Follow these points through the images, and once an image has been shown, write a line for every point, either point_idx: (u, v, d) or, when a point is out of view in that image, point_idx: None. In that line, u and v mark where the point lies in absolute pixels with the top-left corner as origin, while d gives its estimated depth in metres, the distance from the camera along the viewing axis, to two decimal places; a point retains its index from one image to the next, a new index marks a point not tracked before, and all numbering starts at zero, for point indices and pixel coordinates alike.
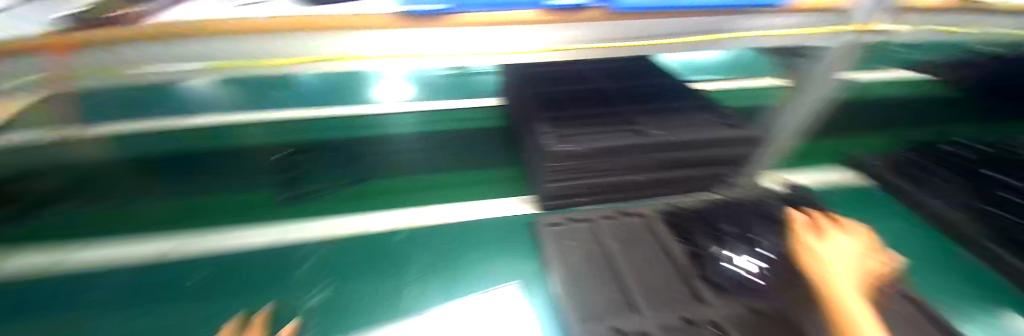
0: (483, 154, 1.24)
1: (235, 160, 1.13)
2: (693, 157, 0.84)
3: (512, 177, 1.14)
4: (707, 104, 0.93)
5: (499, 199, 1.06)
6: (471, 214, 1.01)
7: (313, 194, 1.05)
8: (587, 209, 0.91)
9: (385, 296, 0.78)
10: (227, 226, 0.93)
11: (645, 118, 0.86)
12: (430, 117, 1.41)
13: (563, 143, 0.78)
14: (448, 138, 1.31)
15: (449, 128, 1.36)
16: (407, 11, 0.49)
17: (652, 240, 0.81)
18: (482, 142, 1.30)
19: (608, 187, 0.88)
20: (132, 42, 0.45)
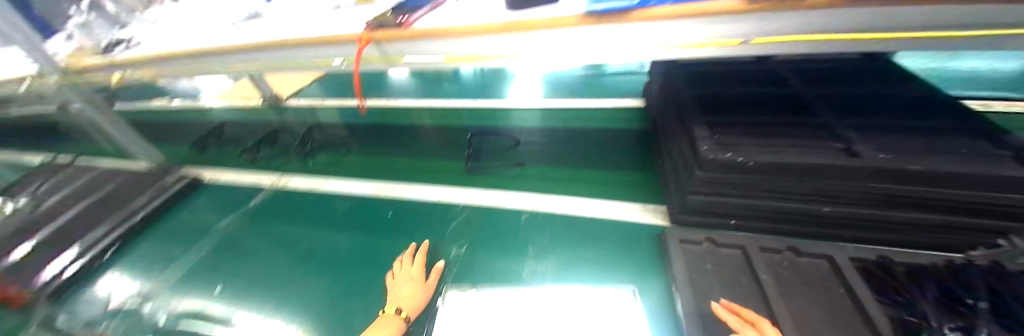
0: (615, 157, 1.21)
1: (420, 140, 1.52)
2: (940, 201, 0.58)
3: (645, 184, 1.07)
4: (967, 127, 0.65)
5: (626, 203, 1.01)
6: (595, 212, 1.00)
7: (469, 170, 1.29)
8: (740, 234, 0.77)
9: (509, 266, 0.88)
10: (412, 183, 1.27)
11: (859, 135, 0.66)
12: (565, 117, 1.48)
13: (723, 151, 0.69)
14: (581, 138, 1.34)
15: (583, 129, 1.39)
16: (594, 11, 0.55)
17: (833, 290, 0.63)
18: (615, 145, 1.26)
19: (775, 214, 0.72)
20: (418, 38, 0.72)
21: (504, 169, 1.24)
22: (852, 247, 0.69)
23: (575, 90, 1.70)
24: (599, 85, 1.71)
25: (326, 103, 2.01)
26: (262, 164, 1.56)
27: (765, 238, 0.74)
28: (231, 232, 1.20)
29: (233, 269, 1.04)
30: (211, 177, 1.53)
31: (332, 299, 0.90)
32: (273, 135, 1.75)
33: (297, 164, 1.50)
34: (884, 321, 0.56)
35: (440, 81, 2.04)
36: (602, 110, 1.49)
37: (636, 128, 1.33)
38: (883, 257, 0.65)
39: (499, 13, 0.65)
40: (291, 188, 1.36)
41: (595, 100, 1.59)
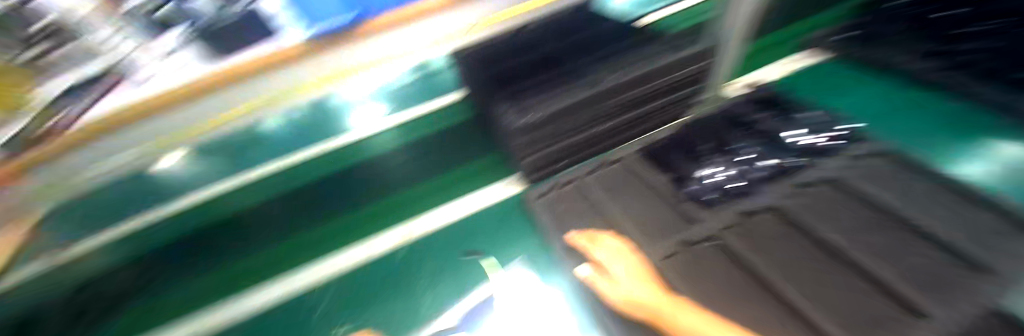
0: (463, 148, 1.20)
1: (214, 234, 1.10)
2: (656, 89, 0.84)
3: (494, 163, 1.12)
4: (654, 34, 0.91)
5: (487, 188, 1.03)
6: (462, 211, 0.97)
7: (299, 238, 1.00)
8: (570, 170, 0.91)
9: (403, 315, 0.77)
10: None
11: (595, 65, 0.86)
12: (397, 129, 1.34)
13: (525, 115, 0.77)
14: (425, 142, 1.27)
15: (420, 130, 1.32)
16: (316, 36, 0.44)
17: (638, 177, 0.82)
18: (460, 137, 1.26)
19: (583, 144, 0.88)
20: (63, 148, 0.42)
21: (349, 214, 1.05)
22: (634, 142, 0.92)
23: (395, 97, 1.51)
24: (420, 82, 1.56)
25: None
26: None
27: (586, 164, 0.90)
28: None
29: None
30: None
31: None
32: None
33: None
34: (669, 185, 0.78)
35: None
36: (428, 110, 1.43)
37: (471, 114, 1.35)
38: (651, 140, 0.88)
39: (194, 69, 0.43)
40: None
41: (422, 92, 1.50)
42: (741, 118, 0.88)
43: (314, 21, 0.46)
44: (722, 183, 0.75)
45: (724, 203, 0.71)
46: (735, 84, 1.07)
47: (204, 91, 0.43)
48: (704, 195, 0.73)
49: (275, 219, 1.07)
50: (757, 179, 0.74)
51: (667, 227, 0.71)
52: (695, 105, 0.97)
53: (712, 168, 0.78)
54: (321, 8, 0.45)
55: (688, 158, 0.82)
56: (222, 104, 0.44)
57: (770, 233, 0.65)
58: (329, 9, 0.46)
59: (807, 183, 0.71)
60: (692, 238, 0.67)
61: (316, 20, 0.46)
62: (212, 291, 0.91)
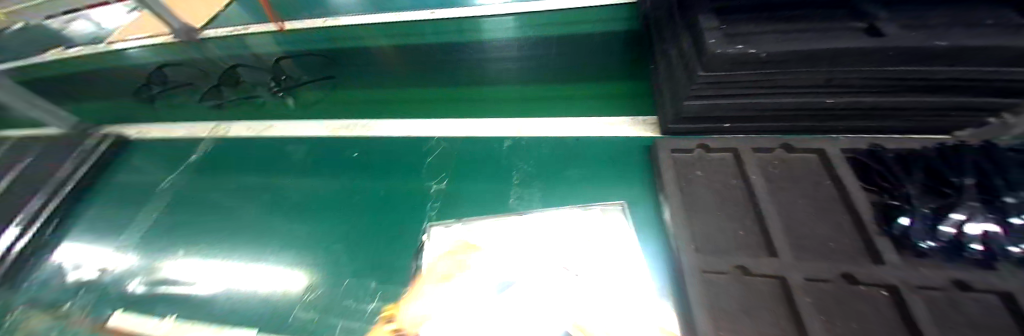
0: (607, 68, 1.10)
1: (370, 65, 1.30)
2: (946, 80, 0.57)
3: (634, 96, 1.00)
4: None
5: (614, 120, 0.94)
6: (580, 131, 0.93)
7: (440, 93, 1.15)
8: (731, 137, 0.75)
9: (494, 199, 0.80)
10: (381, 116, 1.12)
11: (880, 15, 0.60)
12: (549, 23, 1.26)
13: (734, 44, 0.60)
14: (567, 48, 1.19)
15: (566, 25, 1.24)
16: None
17: (819, 182, 0.64)
18: (605, 53, 1.14)
19: (773, 113, 0.69)
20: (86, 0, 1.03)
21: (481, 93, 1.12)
22: (840, 140, 0.69)
23: None
24: None
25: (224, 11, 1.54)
26: (191, 108, 1.27)
27: (758, 139, 0.72)
28: (180, 190, 1.03)
29: (198, 224, 0.92)
30: (140, 132, 1.25)
31: (311, 246, 0.81)
32: (183, 66, 1.39)
33: (241, 104, 1.24)
34: (865, 206, 0.58)
35: None
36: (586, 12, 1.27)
37: (626, 31, 1.17)
38: (870, 147, 0.65)
39: None
40: (237, 137, 1.15)
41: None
42: None
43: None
44: (963, 239, 0.50)
45: (937, 259, 0.51)
46: None
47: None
48: (917, 239, 0.52)
49: (423, 72, 1.23)
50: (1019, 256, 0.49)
51: (836, 253, 0.55)
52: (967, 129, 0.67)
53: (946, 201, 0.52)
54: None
55: (914, 178, 0.58)
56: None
57: (988, 320, 0.45)
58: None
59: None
60: (861, 276, 0.51)
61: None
62: (364, 106, 1.16)
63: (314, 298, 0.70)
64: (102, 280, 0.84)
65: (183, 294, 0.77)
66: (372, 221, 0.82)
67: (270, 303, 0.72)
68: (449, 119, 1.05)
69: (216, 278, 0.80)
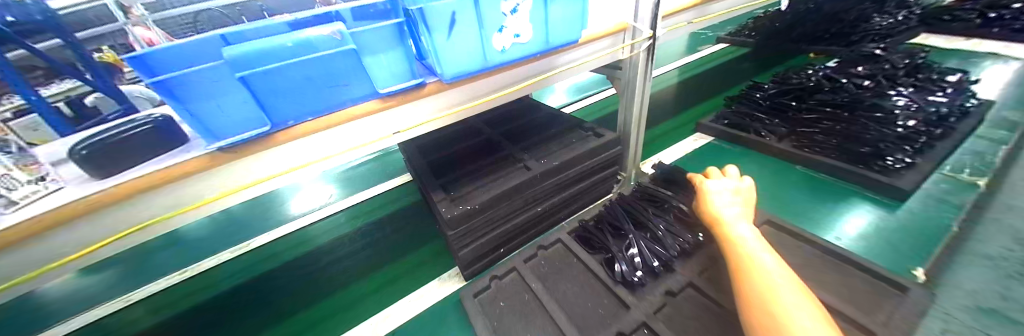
0: (405, 234, 1.15)
1: None
2: (581, 171, 0.92)
3: (436, 253, 1.06)
4: (577, 122, 1.02)
5: (425, 287, 0.95)
6: (396, 321, 0.87)
7: None
8: (509, 257, 0.90)
9: None
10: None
11: (528, 152, 0.93)
12: (338, 222, 1.27)
13: (457, 205, 0.78)
14: (360, 232, 1.19)
15: (354, 216, 1.29)
16: (220, 147, 0.51)
17: (573, 262, 0.84)
18: (400, 221, 1.22)
19: (520, 228, 0.89)
20: None
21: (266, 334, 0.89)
22: (568, 223, 0.95)
23: (341, 187, 1.49)
24: (367, 172, 1.57)
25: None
26: None
27: (525, 249, 0.90)
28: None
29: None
30: None
31: None
32: None
33: None
34: (602, 268, 0.80)
35: (128, 255, 1.30)
36: (372, 198, 1.37)
37: (413, 198, 1.33)
38: (582, 221, 0.93)
39: (76, 191, 0.50)
40: None
41: (365, 177, 1.53)
42: (653, 193, 0.96)
43: (216, 135, 0.49)
44: (648, 263, 0.77)
45: (651, 283, 0.75)
46: (649, 161, 1.21)
47: (68, 220, 0.48)
48: (632, 276, 0.75)
49: None
50: (676, 255, 0.79)
51: (606, 316, 0.70)
52: (618, 184, 1.08)
53: (632, 246, 0.81)
54: (226, 123, 0.49)
55: (613, 236, 0.86)
56: (120, 223, 0.52)
57: (693, 311, 0.68)
58: (232, 123, 0.50)
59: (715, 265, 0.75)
60: (627, 328, 0.67)
61: (225, 134, 0.50)
62: None
63: None
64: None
65: None
66: None
67: None
68: None
69: None
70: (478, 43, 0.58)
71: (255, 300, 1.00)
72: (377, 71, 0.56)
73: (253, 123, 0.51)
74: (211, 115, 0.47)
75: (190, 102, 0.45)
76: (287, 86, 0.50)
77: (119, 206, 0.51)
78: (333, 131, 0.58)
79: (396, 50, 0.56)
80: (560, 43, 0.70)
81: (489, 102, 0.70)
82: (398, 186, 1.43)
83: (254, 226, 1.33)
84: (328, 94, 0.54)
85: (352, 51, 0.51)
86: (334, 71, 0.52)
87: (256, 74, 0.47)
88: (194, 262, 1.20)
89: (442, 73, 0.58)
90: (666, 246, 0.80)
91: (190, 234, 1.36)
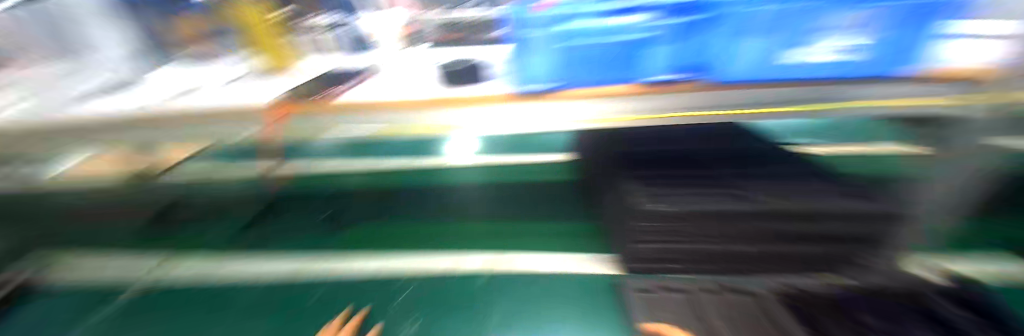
0: (555, 206, 1.35)
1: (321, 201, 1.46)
2: (813, 230, 0.77)
3: (575, 235, 1.22)
4: (816, 170, 0.86)
5: (560, 257, 1.15)
6: (531, 264, 1.14)
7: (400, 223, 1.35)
8: (682, 277, 0.87)
9: (460, 330, 0.96)
10: (355, 251, 1.23)
11: (746, 180, 0.82)
12: (492, 171, 1.58)
13: (658, 202, 0.77)
14: (516, 189, 1.47)
15: (520, 176, 1.54)
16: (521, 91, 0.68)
17: (767, 327, 0.74)
18: (547, 191, 1.43)
19: (705, 255, 0.84)
20: (106, 207, 1.38)
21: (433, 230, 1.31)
22: (767, 279, 0.84)
23: (501, 142, 1.81)
24: (527, 137, 1.83)
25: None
26: (138, 244, 1.27)
27: (701, 278, 0.85)
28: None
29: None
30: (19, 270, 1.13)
31: None
32: (185, 202, 1.41)
33: (200, 235, 1.30)
34: None
35: None
36: (522, 161, 1.64)
37: (560, 176, 1.50)
38: (790, 290, 0.81)
39: (430, 87, 0.73)
40: (163, 278, 1.12)
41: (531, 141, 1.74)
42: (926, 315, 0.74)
43: (524, 82, 0.68)
44: None
45: None
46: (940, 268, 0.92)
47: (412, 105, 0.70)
48: None
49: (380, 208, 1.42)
50: None
51: None
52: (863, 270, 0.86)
53: None
54: (531, 72, 0.66)
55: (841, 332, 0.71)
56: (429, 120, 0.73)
57: None
58: (536, 74, 0.66)
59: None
60: None
61: (526, 82, 0.67)
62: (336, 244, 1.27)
63: None
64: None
65: None
66: None
67: None
68: (414, 260, 1.19)
69: None
70: (765, 50, 0.60)
71: (429, 200, 1.45)
72: (656, 58, 0.63)
73: (547, 79, 0.67)
74: (526, 65, 0.65)
75: (523, 55, 0.65)
76: (584, 56, 0.63)
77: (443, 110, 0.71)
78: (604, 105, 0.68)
79: (687, 43, 0.61)
80: (857, 73, 0.61)
81: (745, 115, 0.67)
82: (545, 159, 1.65)
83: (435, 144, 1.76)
84: (609, 69, 0.65)
85: (651, 36, 0.60)
86: (625, 51, 0.63)
87: (572, 42, 0.61)
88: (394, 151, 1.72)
89: (714, 68, 0.63)
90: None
91: None
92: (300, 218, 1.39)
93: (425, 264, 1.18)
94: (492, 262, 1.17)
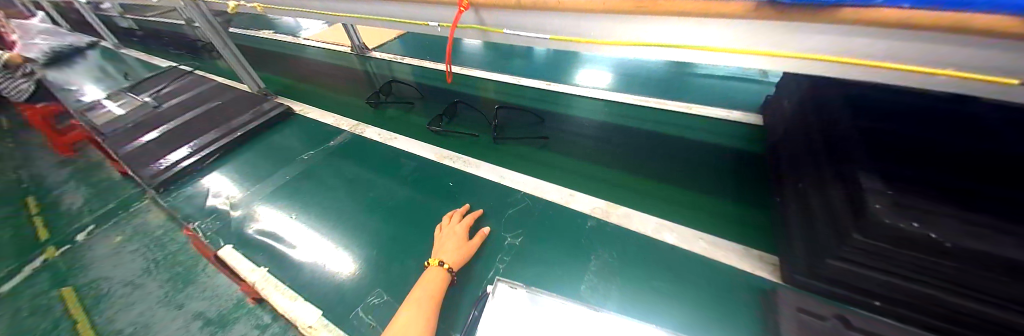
0: (695, 169, 1.21)
1: (477, 108, 1.68)
2: None
3: (713, 210, 1.05)
4: None
5: (691, 230, 1.01)
6: (653, 225, 1.04)
7: (538, 145, 1.43)
8: (881, 318, 0.63)
9: (564, 260, 0.98)
10: (480, 160, 1.37)
11: None
12: (625, 113, 1.54)
13: (909, 217, 0.53)
14: (650, 138, 1.39)
15: (661, 137, 1.38)
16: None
17: None
18: (687, 150, 1.29)
19: (956, 311, 0.56)
20: (345, 85, 2.00)
21: (558, 158, 1.36)
22: None
23: (643, 86, 1.71)
24: (676, 86, 1.68)
25: (390, 58, 2.23)
26: (354, 108, 1.79)
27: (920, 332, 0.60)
28: (273, 189, 1.26)
29: (312, 215, 1.14)
30: (300, 111, 1.79)
31: (379, 248, 1.01)
32: (404, 85, 1.92)
33: (396, 111, 1.73)
34: None
35: (514, 52, 2.20)
36: (663, 110, 1.52)
37: (705, 139, 1.33)
38: None
39: None
40: (365, 137, 1.53)
41: (683, 105, 1.53)
42: None
43: None
44: None
45: None
46: None
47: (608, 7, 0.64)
48: None
49: (523, 127, 1.54)
50: None
51: None
52: None
53: None
54: None
55: None
56: (622, 33, 0.66)
57: None
58: None
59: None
60: None
61: None
62: (474, 147, 1.45)
63: (378, 303, 0.85)
64: (228, 230, 1.10)
65: (283, 255, 1.01)
66: (411, 243, 1.01)
67: (333, 281, 0.92)
68: (536, 182, 1.26)
69: (310, 247, 1.03)
70: None
71: (559, 128, 1.50)
72: None
73: None
74: None
75: None
76: None
77: (643, 16, 0.62)
78: (890, 42, 0.46)
79: None
80: None
81: None
82: (695, 114, 1.47)
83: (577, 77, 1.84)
84: None
85: None
86: None
87: None
88: (542, 77, 1.89)
89: None
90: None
91: (545, 60, 2.07)
92: (462, 116, 1.65)
93: (544, 190, 1.22)
94: (606, 211, 1.11)
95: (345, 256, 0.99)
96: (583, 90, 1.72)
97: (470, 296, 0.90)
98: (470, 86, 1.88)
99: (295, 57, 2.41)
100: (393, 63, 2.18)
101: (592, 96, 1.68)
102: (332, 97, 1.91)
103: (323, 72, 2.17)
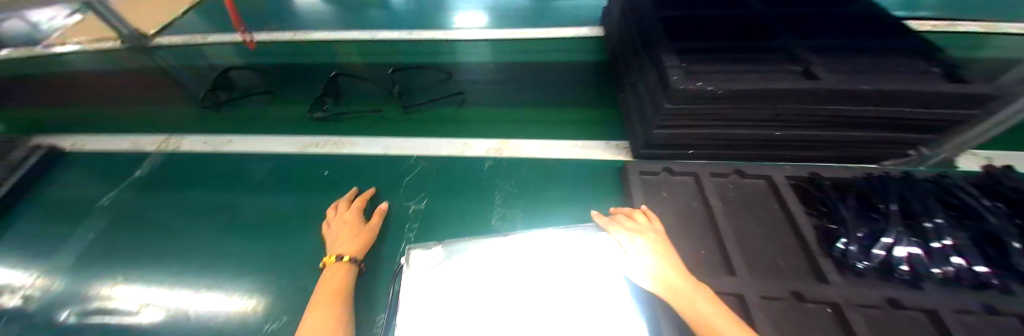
0: (560, 89, 1.31)
1: (365, 79, 1.45)
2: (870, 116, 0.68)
3: (578, 120, 1.19)
4: (889, 50, 0.75)
5: (571, 141, 1.12)
6: (539, 147, 1.13)
7: (449, 101, 1.35)
8: (693, 162, 0.82)
9: (471, 205, 1.00)
10: (353, 138, 1.25)
11: (813, 56, 0.72)
12: (492, 49, 1.53)
13: (693, 80, 0.67)
14: (518, 69, 1.43)
15: (528, 65, 1.43)
16: None
17: (774, 208, 0.72)
18: (552, 73, 1.38)
19: (732, 141, 0.77)
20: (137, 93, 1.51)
21: (438, 112, 1.31)
22: (791, 167, 0.78)
23: (502, 19, 1.70)
24: (532, 13, 1.72)
25: (186, 41, 1.74)
26: (166, 118, 1.39)
27: (716, 163, 0.81)
28: (77, 257, 0.96)
29: (154, 266, 0.91)
30: (72, 146, 1.33)
31: (261, 269, 0.88)
32: (253, 72, 1.53)
33: (238, 107, 1.40)
34: (810, 229, 0.67)
35: (362, 7, 1.93)
36: (524, 38, 1.55)
37: (565, 58, 1.43)
38: (816, 175, 0.75)
39: None
40: (187, 152, 1.25)
41: (543, 30, 1.58)
42: (958, 200, 0.68)
43: None
44: (892, 260, 0.60)
45: (870, 279, 0.59)
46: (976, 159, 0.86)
47: None
48: (855, 261, 0.61)
49: (421, 88, 1.42)
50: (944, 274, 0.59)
51: (785, 273, 0.62)
52: (898, 161, 0.80)
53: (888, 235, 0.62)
54: None
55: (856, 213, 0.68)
56: None
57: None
58: None
59: (1004, 308, 0.55)
60: (808, 295, 0.58)
61: None
62: (348, 123, 1.30)
63: (277, 328, 0.75)
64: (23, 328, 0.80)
65: (124, 326, 0.79)
66: (300, 249, 0.91)
67: (211, 325, 0.78)
68: (429, 141, 1.22)
69: (163, 304, 0.83)
70: None
71: (430, 81, 1.44)
72: None
73: None
74: None
75: None
76: None
77: None
78: None
79: None
80: None
81: None
82: (554, 37, 1.54)
83: (437, 23, 1.73)
84: None
85: None
86: None
87: None
88: (400, 28, 1.71)
89: None
90: (968, 262, 0.59)
91: (401, 10, 1.88)
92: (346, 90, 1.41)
93: (435, 147, 1.19)
94: (499, 149, 1.15)
95: (215, 296, 0.83)
96: (448, 33, 1.64)
97: (386, 274, 0.87)
98: (318, 55, 1.60)
99: (32, 69, 1.68)
100: (201, 46, 1.71)
101: (463, 37, 1.61)
102: (121, 114, 1.44)
103: (93, 82, 1.58)
